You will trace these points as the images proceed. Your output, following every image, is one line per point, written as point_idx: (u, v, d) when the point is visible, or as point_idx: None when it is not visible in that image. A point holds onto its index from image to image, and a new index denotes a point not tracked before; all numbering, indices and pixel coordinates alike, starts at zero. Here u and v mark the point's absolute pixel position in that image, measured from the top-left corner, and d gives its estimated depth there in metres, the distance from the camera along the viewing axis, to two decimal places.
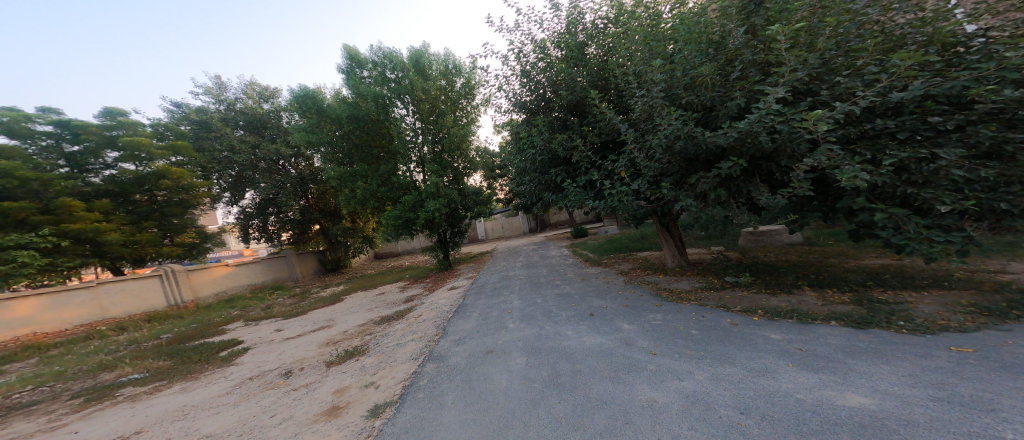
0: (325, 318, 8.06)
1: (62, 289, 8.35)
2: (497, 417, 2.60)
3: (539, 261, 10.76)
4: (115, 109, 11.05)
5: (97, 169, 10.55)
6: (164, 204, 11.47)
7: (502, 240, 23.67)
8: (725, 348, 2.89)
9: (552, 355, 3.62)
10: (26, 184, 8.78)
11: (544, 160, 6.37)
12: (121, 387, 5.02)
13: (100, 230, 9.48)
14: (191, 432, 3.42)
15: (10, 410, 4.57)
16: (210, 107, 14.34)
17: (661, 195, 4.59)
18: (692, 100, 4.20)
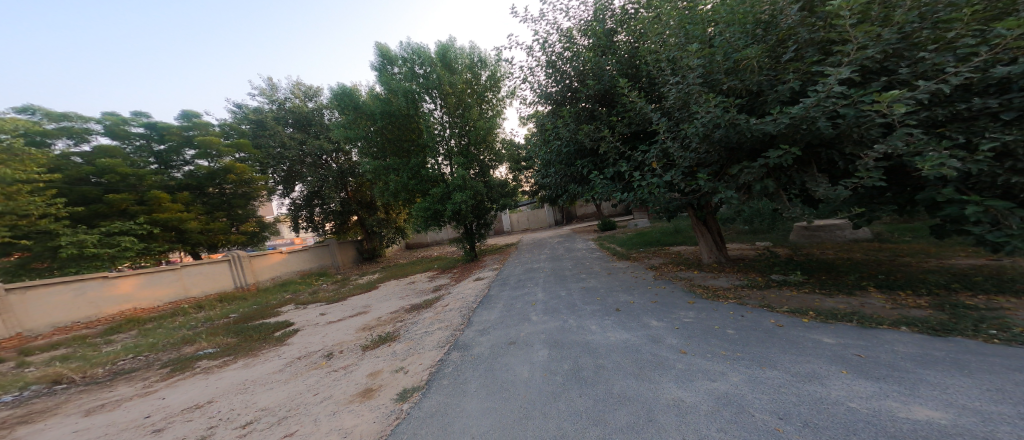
0: (362, 304, 8.50)
1: (155, 270, 9.48)
2: (518, 407, 2.63)
3: (564, 254, 10.70)
4: (191, 112, 12.87)
5: (178, 165, 12.37)
6: (230, 196, 13.11)
7: (529, 232, 23.73)
8: (765, 350, 2.74)
9: (575, 349, 3.59)
10: (126, 179, 10.36)
11: (569, 152, 6.27)
12: (198, 359, 5.59)
13: (179, 219, 10.87)
14: (248, 405, 3.74)
15: (115, 374, 5.29)
16: (264, 107, 15.34)
17: (697, 186, 4.39)
18: (736, 86, 3.93)
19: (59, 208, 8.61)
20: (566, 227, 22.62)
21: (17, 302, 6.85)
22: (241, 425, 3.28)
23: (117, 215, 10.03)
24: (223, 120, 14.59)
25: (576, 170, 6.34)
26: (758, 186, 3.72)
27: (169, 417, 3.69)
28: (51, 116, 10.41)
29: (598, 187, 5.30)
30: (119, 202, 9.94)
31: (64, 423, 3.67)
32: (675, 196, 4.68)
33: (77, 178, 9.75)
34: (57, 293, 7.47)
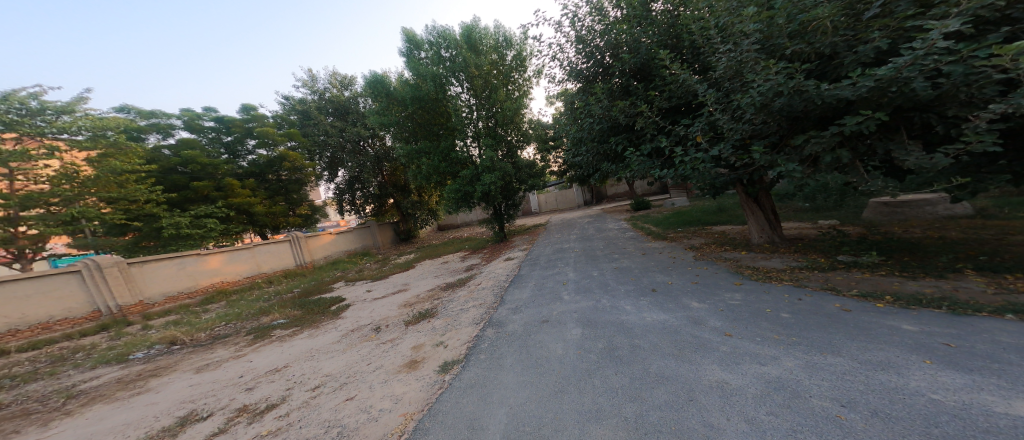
0: (401, 282, 9.01)
1: (235, 249, 10.73)
2: (552, 381, 2.71)
3: (595, 234, 10.53)
4: (248, 105, 14.53)
5: (243, 155, 13.85)
6: (287, 182, 14.50)
7: (557, 212, 23.55)
8: (828, 336, 2.55)
9: (608, 328, 3.59)
10: (205, 168, 11.84)
11: (600, 129, 6.00)
12: (274, 328, 6.28)
13: (248, 203, 12.32)
14: (316, 370, 4.15)
15: (214, 338, 6.15)
16: (307, 98, 16.03)
17: (750, 160, 4.05)
18: (802, 50, 3.52)
19: (158, 195, 10.16)
20: (595, 207, 22.14)
21: (137, 274, 8.23)
22: (312, 388, 3.67)
23: (201, 200, 11.55)
24: (275, 111, 15.61)
25: (607, 148, 6.09)
26: (828, 158, 3.36)
27: (256, 377, 4.23)
28: (142, 114, 12.10)
29: (633, 164, 5.04)
30: (201, 189, 11.30)
31: (179, 381, 4.42)
32: (723, 172, 4.37)
33: (167, 168, 11.37)
34: (165, 267, 8.81)
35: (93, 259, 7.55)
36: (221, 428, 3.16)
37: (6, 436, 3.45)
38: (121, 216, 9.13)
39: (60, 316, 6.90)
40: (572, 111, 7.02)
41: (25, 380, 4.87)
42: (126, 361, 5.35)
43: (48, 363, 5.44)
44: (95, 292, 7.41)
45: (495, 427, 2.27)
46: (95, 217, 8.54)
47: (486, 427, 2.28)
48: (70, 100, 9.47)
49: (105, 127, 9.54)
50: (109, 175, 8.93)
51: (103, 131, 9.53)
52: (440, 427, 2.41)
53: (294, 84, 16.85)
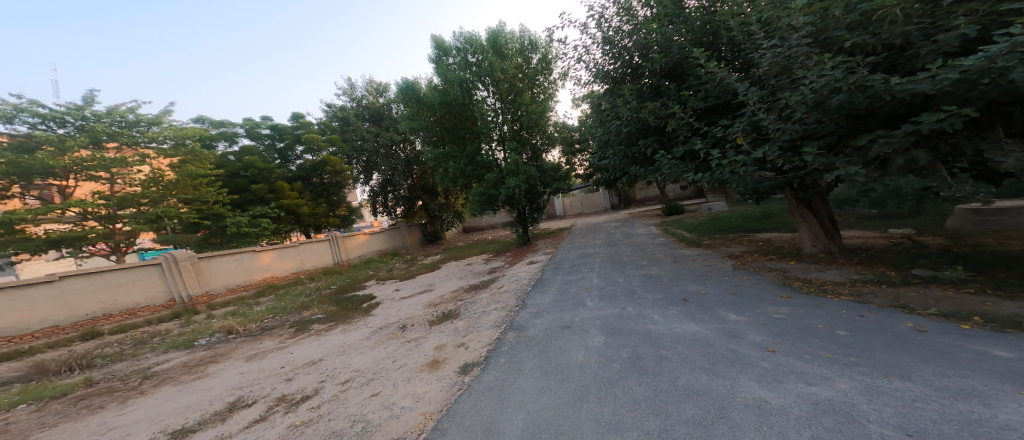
0: (426, 283, 9.20)
1: (284, 246, 11.61)
2: (571, 389, 2.64)
3: (622, 239, 10.28)
4: (300, 115, 15.47)
5: (293, 159, 15.08)
6: (329, 184, 15.46)
7: (582, 216, 23.22)
8: (895, 358, 2.30)
9: (633, 337, 3.46)
10: (262, 172, 13.22)
11: (629, 132, 5.85)
12: (312, 322, 6.59)
13: (295, 203, 13.39)
14: (346, 365, 4.29)
15: (263, 329, 6.56)
16: (347, 105, 16.83)
17: (800, 163, 3.77)
18: (865, 42, 3.23)
19: (225, 196, 11.42)
20: (623, 211, 21.62)
21: (204, 268, 9.17)
22: (341, 382, 3.80)
23: (258, 201, 12.89)
24: (321, 118, 16.61)
25: (636, 151, 5.92)
26: (901, 160, 3.05)
27: (295, 369, 4.43)
28: (214, 124, 13.25)
29: (663, 167, 4.87)
30: (258, 191, 12.68)
31: (231, 368, 4.75)
32: (768, 175, 4.09)
33: (232, 172, 12.76)
34: (227, 262, 9.72)
35: (173, 252, 8.57)
36: (262, 415, 3.32)
37: (96, 409, 3.87)
38: (196, 215, 10.36)
39: (147, 302, 7.96)
40: (600, 113, 6.92)
41: (108, 361, 5.44)
42: (189, 348, 5.85)
43: (130, 346, 6.10)
44: (171, 283, 8.38)
45: (511, 432, 2.23)
46: (175, 219, 9.69)
47: (502, 432, 2.25)
48: (158, 112, 10.51)
49: (184, 136, 10.44)
50: (187, 179, 10.04)
51: (182, 140, 10.44)
52: (458, 428, 2.40)
53: (335, 93, 17.81)
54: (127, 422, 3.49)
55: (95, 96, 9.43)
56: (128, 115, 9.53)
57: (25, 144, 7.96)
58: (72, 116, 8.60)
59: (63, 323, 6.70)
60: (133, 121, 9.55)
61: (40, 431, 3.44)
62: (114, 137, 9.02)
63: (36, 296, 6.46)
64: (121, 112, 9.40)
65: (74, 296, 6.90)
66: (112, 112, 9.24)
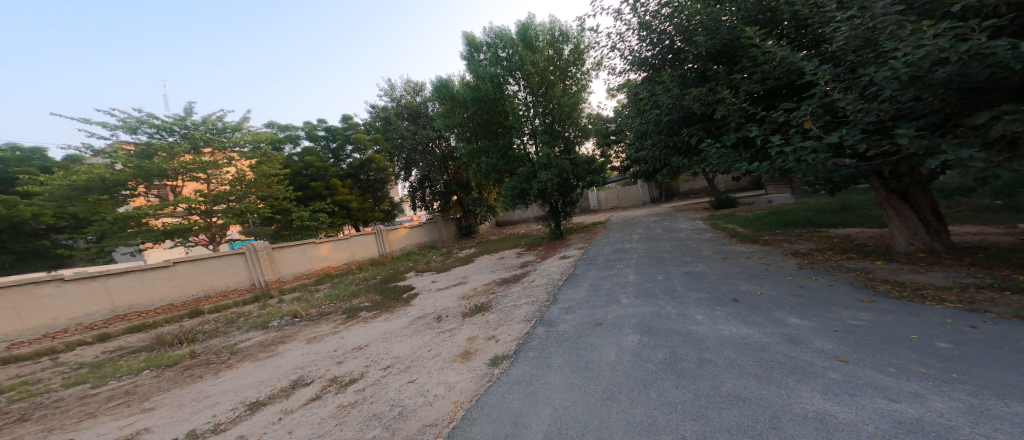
0: (461, 275, 9.42)
1: (340, 238, 12.61)
2: (602, 388, 2.58)
3: (663, 234, 9.80)
4: (348, 116, 16.59)
5: (344, 158, 16.28)
6: (375, 181, 16.49)
7: (621, 210, 22.32)
8: (1015, 378, 1.95)
9: (672, 337, 3.29)
10: (319, 171, 14.75)
11: (670, 121, 5.56)
12: (360, 310, 7.01)
13: (348, 199, 14.65)
14: (388, 352, 4.49)
15: (320, 314, 7.10)
16: (388, 105, 17.49)
17: (888, 147, 3.28)
18: (974, 5, 2.74)
19: (291, 193, 12.71)
20: (665, 204, 20.46)
21: (276, 257, 10.50)
22: (383, 368, 3.98)
23: (317, 197, 14.41)
24: (366, 119, 17.51)
25: (679, 140, 5.59)
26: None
27: (345, 353, 4.72)
28: (281, 127, 14.67)
29: (710, 157, 4.53)
30: (317, 188, 14.15)
31: (294, 348, 5.20)
32: (846, 162, 3.62)
33: (296, 172, 14.45)
34: (294, 252, 11.00)
35: (255, 243, 9.96)
36: (317, 394, 3.58)
37: (195, 378, 4.56)
38: (270, 210, 11.75)
39: (235, 285, 9.50)
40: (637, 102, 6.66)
41: (205, 337, 6.45)
42: (264, 328, 6.60)
43: (224, 324, 7.20)
44: (253, 269, 9.81)
45: (537, 426, 2.22)
46: (255, 213, 11.07)
47: (528, 425, 2.25)
48: (240, 119, 11.75)
49: (260, 140, 11.68)
50: (262, 178, 11.33)
51: (259, 143, 11.73)
52: (486, 419, 2.43)
53: (378, 93, 18.65)
54: (219, 392, 4.02)
55: (194, 108, 10.84)
56: (219, 122, 11.00)
57: (150, 151, 9.78)
58: (179, 126, 10.25)
59: (175, 301, 8.31)
60: (222, 128, 11.00)
61: (158, 394, 4.20)
62: (208, 142, 10.57)
63: (156, 278, 8.05)
64: (214, 120, 10.90)
65: (182, 279, 8.47)
66: (206, 121, 10.74)
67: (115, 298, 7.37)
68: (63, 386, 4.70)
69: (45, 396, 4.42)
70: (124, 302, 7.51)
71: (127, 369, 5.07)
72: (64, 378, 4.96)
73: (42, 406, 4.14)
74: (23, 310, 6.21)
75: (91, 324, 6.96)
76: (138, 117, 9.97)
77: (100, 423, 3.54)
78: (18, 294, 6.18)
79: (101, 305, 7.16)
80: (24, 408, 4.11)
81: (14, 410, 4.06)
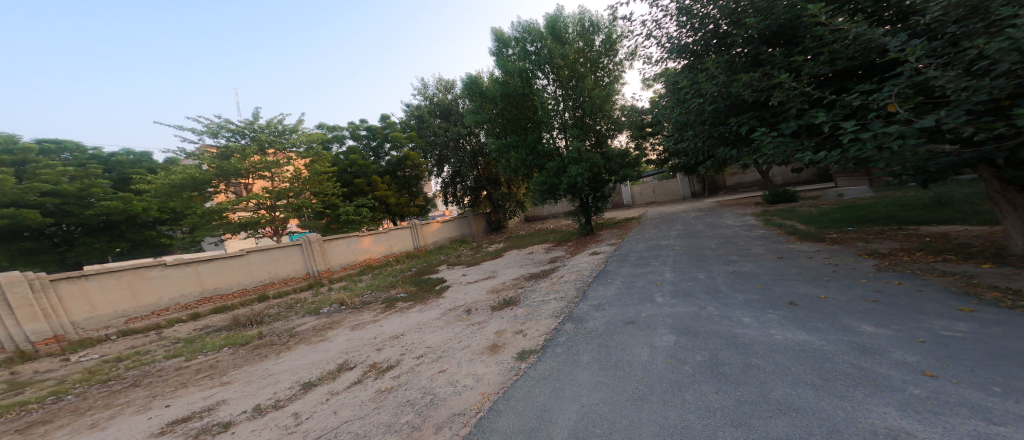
0: (489, 269, 9.51)
1: (379, 232, 13.18)
2: (632, 387, 2.50)
3: (706, 231, 9.22)
4: (386, 116, 17.30)
5: (383, 156, 16.97)
6: (410, 177, 17.10)
7: (658, 205, 21.23)
8: None
9: (712, 340, 3.10)
10: (360, 168, 15.60)
11: (714, 110, 5.20)
12: (398, 300, 7.31)
13: (386, 195, 15.40)
14: (421, 342, 4.62)
15: (362, 303, 7.49)
16: (421, 103, 17.90)
17: (1000, 130, 2.80)
18: None
19: (338, 189, 13.51)
20: (708, 200, 19.13)
21: (326, 248, 11.19)
22: (416, 357, 4.10)
23: (360, 193, 15.26)
24: (402, 118, 18.03)
25: (725, 131, 5.21)
26: None
27: (383, 341, 4.92)
28: (329, 128, 15.58)
29: (764, 146, 4.14)
30: (360, 185, 15.14)
31: (341, 334, 5.52)
32: (944, 149, 3.13)
33: (342, 169, 15.40)
34: (340, 244, 11.65)
35: (311, 235, 10.70)
36: (358, 378, 3.76)
37: (262, 357, 5.00)
38: (321, 205, 12.58)
39: (296, 273, 10.27)
40: (677, 91, 6.31)
41: (270, 319, 7.08)
42: (316, 315, 7.06)
43: (284, 309, 7.85)
44: (308, 259, 10.54)
45: (563, 422, 2.21)
46: (311, 208, 11.92)
47: (554, 421, 2.24)
48: (296, 121, 12.67)
49: (313, 140, 12.48)
50: (316, 174, 12.22)
51: (312, 143, 12.54)
52: (512, 411, 2.46)
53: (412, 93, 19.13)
54: (280, 370, 4.37)
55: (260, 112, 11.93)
56: (280, 125, 11.97)
57: (228, 153, 11.07)
58: (248, 130, 11.35)
59: (248, 286, 9.15)
60: (282, 130, 11.99)
61: (234, 369, 4.68)
62: (272, 144, 11.66)
63: (235, 265, 8.94)
64: (276, 123, 11.88)
65: (254, 266, 9.30)
66: (270, 124, 11.74)
67: (203, 281, 8.27)
68: (164, 357, 5.44)
69: (150, 366, 5.14)
70: (210, 285, 8.41)
71: (211, 345, 5.72)
72: (166, 351, 5.74)
73: (148, 374, 4.83)
74: (136, 289, 7.23)
75: (185, 304, 7.90)
76: (219, 123, 11.06)
77: (190, 393, 4.03)
78: (133, 276, 7.17)
79: (192, 287, 8.08)
80: (136, 376, 4.83)
81: (130, 377, 4.79)
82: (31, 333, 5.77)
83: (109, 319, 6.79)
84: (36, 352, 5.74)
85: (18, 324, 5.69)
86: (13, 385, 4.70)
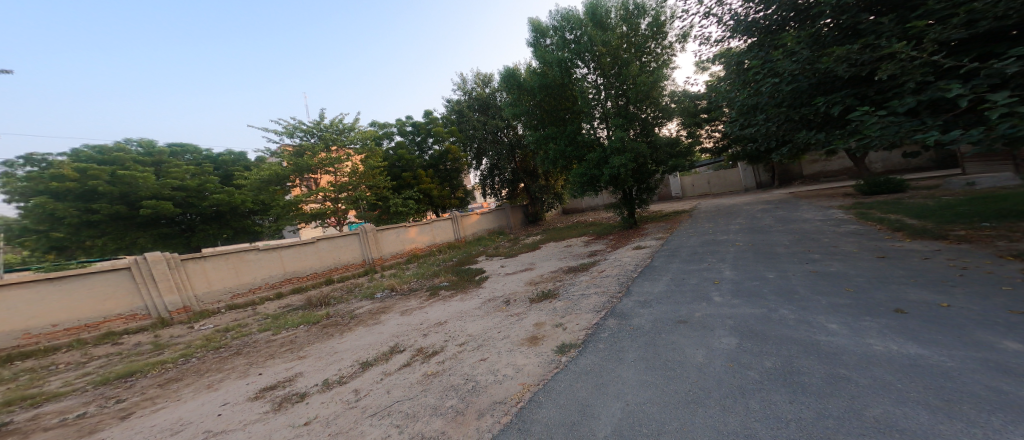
0: (527, 261, 9.51)
1: (424, 223, 13.76)
2: (685, 390, 2.34)
3: (775, 226, 8.33)
4: (429, 112, 17.95)
5: (426, 150, 17.61)
6: (451, 170, 17.64)
7: (715, 197, 19.52)
8: None
9: (782, 346, 2.80)
10: (406, 162, 16.36)
11: (794, 89, 4.66)
12: (441, 288, 7.61)
13: (431, 188, 16.03)
14: (463, 330, 4.75)
15: (409, 290, 7.91)
16: (460, 98, 18.21)
17: None
18: None
19: (388, 182, 14.31)
20: (776, 191, 17.08)
21: (379, 238, 11.94)
22: (459, 344, 4.22)
23: (407, 186, 16.10)
24: (443, 113, 18.50)
25: (807, 112, 4.62)
26: None
27: (428, 327, 5.14)
28: (380, 125, 16.49)
29: (866, 127, 3.64)
30: (406, 178, 15.90)
31: (392, 319, 5.87)
32: None
33: (392, 163, 16.27)
34: (391, 234, 12.36)
35: (366, 225, 11.50)
36: (407, 362, 3.96)
37: (330, 335, 5.50)
38: (374, 197, 13.40)
39: (355, 260, 11.10)
40: (744, 72, 5.71)
41: (335, 301, 7.76)
42: (371, 299, 7.59)
43: (345, 292, 8.58)
44: (365, 248, 11.33)
45: (606, 418, 2.16)
46: (366, 200, 12.74)
47: (596, 416, 2.20)
48: (352, 120, 13.65)
49: (368, 137, 13.36)
50: (372, 169, 13.06)
51: (367, 140, 13.43)
52: (553, 403, 2.46)
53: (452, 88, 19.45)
54: (343, 349, 4.76)
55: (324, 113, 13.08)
56: (341, 124, 12.99)
57: (302, 151, 12.25)
58: (316, 129, 12.46)
59: (319, 270, 10.09)
60: (343, 128, 12.99)
61: (309, 345, 5.19)
62: (334, 141, 12.73)
63: (309, 251, 9.92)
64: (337, 122, 12.91)
65: (323, 252, 10.23)
66: (332, 123, 12.78)
67: (285, 264, 9.28)
68: (258, 331, 6.19)
69: (248, 338, 5.90)
70: (290, 268, 9.41)
71: (290, 322, 6.41)
72: (258, 325, 6.57)
73: (247, 344, 5.54)
74: (238, 270, 8.36)
75: (273, 284, 8.96)
76: (294, 125, 12.25)
77: (277, 364, 4.54)
78: (236, 259, 8.31)
79: (278, 269, 9.11)
80: (239, 345, 5.59)
81: (234, 346, 5.55)
82: (169, 303, 7.16)
83: (220, 294, 7.98)
84: (172, 319, 7.15)
85: (160, 296, 7.10)
86: (155, 347, 5.74)
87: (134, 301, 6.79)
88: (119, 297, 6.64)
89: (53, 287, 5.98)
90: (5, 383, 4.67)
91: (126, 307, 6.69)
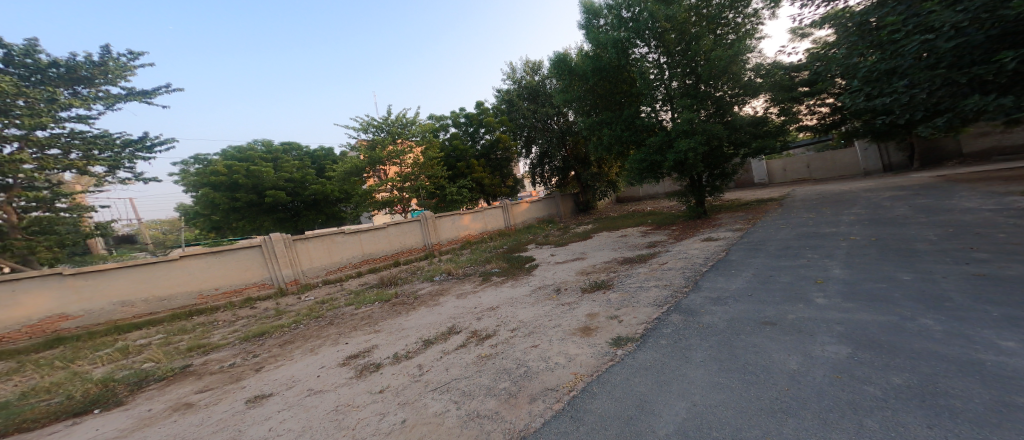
0: (579, 251, 9.75)
1: (478, 211, 14.68)
2: (770, 398, 2.26)
3: (911, 219, 7.14)
4: (481, 102, 18.67)
5: (479, 140, 18.46)
6: (502, 160, 18.35)
7: (812, 184, 17.07)
8: None
9: (906, 360, 2.43)
10: (460, 152, 17.41)
11: (957, 45, 4.49)
12: (494, 274, 8.29)
13: (483, 177, 16.98)
14: (514, 316, 5.31)
15: (464, 275, 8.74)
16: (510, 87, 18.61)
17: None
18: None
19: (445, 172, 15.45)
20: (908, 175, 14.04)
21: (437, 224, 13.12)
22: (511, 329, 4.75)
23: (462, 176, 17.20)
24: (494, 103, 18.99)
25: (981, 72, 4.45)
26: None
27: (482, 311, 5.81)
28: (436, 118, 17.71)
29: None
30: (461, 168, 16.98)
31: (449, 301, 6.69)
32: None
33: (449, 153, 17.46)
34: (447, 221, 13.47)
35: (425, 213, 12.66)
36: (463, 342, 4.62)
37: (397, 313, 6.48)
38: (433, 186, 14.62)
39: (417, 245, 12.39)
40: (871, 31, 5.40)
41: (401, 281, 9.00)
42: (431, 281, 8.61)
43: (409, 273, 9.81)
44: (425, 233, 12.57)
45: (668, 417, 2.28)
46: (426, 189, 14.02)
47: (657, 413, 2.34)
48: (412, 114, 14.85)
49: (426, 129, 14.50)
50: (430, 159, 14.24)
51: (426, 133, 14.59)
52: (608, 396, 2.69)
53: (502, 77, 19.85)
54: (407, 326, 5.65)
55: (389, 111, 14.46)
56: (404, 119, 14.27)
57: (375, 144, 13.91)
58: (383, 125, 13.89)
59: (389, 252, 11.52)
60: (406, 123, 14.25)
61: (382, 320, 6.20)
62: (400, 134, 14.01)
63: (381, 235, 11.35)
64: (401, 117, 14.19)
65: (392, 237, 11.63)
66: (397, 118, 14.13)
67: (364, 246, 10.79)
68: (346, 304, 7.49)
69: (337, 310, 7.21)
70: (368, 250, 10.91)
71: (368, 299, 7.61)
72: (345, 299, 7.96)
73: (335, 316, 6.79)
74: (330, 251, 9.98)
75: (356, 263, 10.53)
76: (367, 121, 13.87)
77: (357, 336, 5.56)
78: (328, 241, 9.93)
79: (358, 250, 10.64)
80: (330, 316, 6.87)
81: (327, 316, 6.85)
82: (285, 276, 8.94)
83: (318, 270, 9.67)
84: (288, 289, 8.94)
85: (279, 269, 8.89)
86: (276, 313, 7.35)
87: (263, 272, 8.64)
88: (254, 269, 8.51)
89: (213, 258, 7.98)
90: (189, 333, 6.48)
91: (259, 277, 8.56)
